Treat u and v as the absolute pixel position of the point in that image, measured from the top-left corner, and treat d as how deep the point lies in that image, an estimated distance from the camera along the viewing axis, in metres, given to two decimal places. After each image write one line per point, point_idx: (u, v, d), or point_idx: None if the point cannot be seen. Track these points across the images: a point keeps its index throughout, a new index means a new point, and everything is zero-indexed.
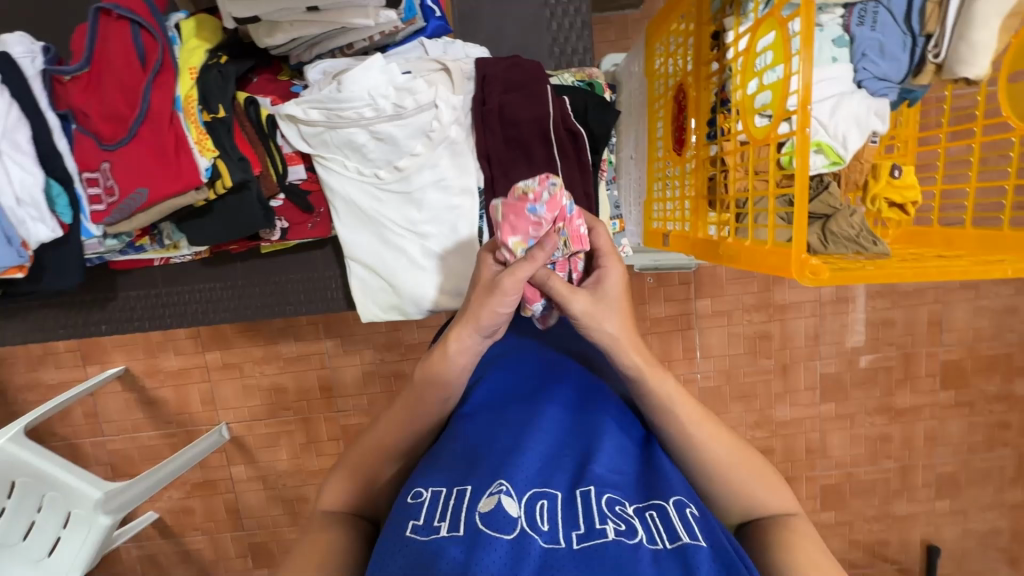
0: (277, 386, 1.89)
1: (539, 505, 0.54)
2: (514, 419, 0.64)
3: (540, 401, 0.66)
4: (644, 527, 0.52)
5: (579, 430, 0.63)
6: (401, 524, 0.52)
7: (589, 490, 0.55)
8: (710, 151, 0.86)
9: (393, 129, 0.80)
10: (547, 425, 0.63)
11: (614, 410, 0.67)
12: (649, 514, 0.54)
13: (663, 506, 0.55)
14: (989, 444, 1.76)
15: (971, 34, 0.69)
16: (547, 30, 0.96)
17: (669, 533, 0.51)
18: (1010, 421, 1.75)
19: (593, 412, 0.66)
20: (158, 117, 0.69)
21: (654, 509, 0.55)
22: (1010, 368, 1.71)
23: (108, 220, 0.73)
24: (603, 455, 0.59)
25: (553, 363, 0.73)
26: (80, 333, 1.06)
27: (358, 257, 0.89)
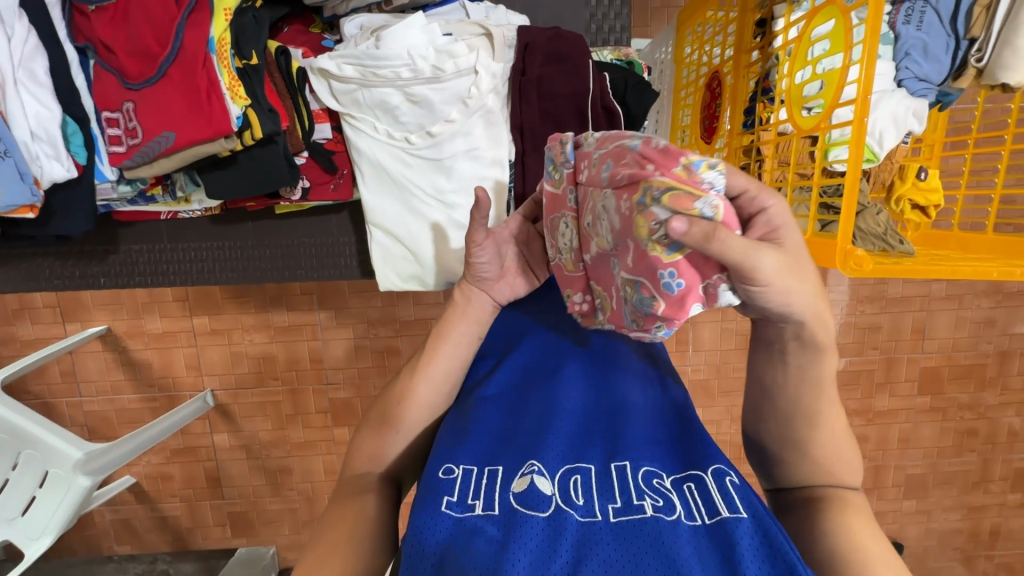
0: (265, 355, 1.85)
1: (572, 481, 0.53)
2: (539, 398, 0.62)
3: (562, 378, 0.64)
4: (681, 501, 0.50)
5: (605, 405, 0.62)
6: (434, 499, 0.51)
7: (624, 466, 0.54)
8: (744, 140, 0.85)
9: (428, 92, 0.78)
10: (573, 403, 0.61)
11: (640, 377, 0.65)
12: (687, 486, 0.52)
13: (702, 477, 0.52)
14: (957, 450, 1.83)
15: (1016, 40, 0.70)
16: (584, 6, 0.94)
17: (708, 507, 0.49)
18: (978, 428, 1.82)
19: (618, 386, 0.64)
20: (191, 58, 0.65)
21: (692, 480, 0.53)
22: (983, 378, 1.78)
23: (127, 163, 0.69)
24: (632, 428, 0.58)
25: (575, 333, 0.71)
26: (76, 286, 1.02)
27: (383, 224, 0.87)
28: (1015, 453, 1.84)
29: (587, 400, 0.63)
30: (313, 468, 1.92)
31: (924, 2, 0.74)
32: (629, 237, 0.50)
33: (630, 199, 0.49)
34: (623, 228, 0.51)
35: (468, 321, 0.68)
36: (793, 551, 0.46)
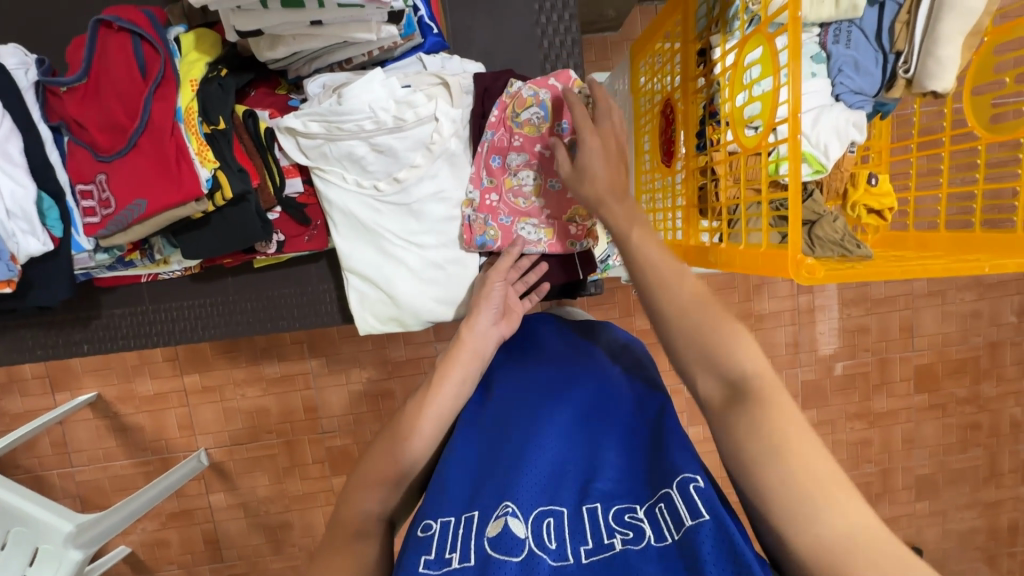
0: (259, 408, 1.84)
1: (546, 522, 0.52)
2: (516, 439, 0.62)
3: (539, 417, 0.64)
4: (653, 527, 0.50)
5: (584, 440, 0.61)
6: (413, 558, 0.50)
7: (596, 506, 0.53)
8: (700, 161, 0.88)
9: (392, 141, 0.81)
10: (549, 440, 0.61)
11: (621, 407, 0.65)
12: (659, 508, 0.52)
13: (670, 493, 0.51)
14: (963, 446, 1.82)
15: (937, 51, 0.75)
16: (538, 48, 0.99)
17: (674, 520, 0.49)
18: (980, 421, 1.81)
19: (599, 421, 0.63)
20: (160, 130, 0.69)
21: (664, 499, 0.52)
22: (978, 371, 1.79)
23: (102, 232, 0.71)
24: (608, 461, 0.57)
25: (551, 376, 0.71)
26: (60, 354, 1.02)
27: (357, 269, 0.89)
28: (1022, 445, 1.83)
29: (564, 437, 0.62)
30: (314, 521, 1.88)
31: (849, 23, 0.80)
32: (533, 143, 0.83)
33: (516, 129, 0.83)
34: (529, 147, 0.83)
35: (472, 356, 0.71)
36: (750, 550, 0.45)
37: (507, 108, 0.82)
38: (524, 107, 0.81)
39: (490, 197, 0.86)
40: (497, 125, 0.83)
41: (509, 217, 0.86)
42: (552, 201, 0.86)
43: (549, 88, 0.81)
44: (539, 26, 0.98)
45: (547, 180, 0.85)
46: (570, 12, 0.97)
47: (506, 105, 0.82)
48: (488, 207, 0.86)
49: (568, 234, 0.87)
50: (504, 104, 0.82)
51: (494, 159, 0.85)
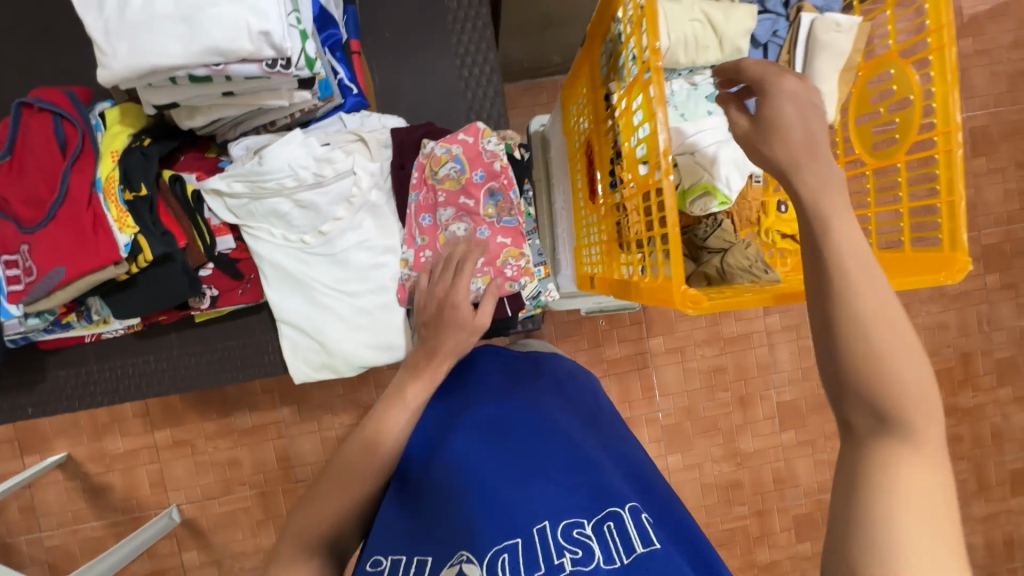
0: (232, 460, 1.83)
1: (501, 559, 0.56)
2: (467, 476, 0.67)
3: (486, 451, 0.70)
4: (601, 547, 0.55)
5: (530, 467, 0.67)
6: None
7: (544, 525, 0.58)
8: (615, 198, 0.92)
9: (314, 196, 0.86)
10: (497, 473, 0.66)
11: (560, 435, 0.72)
12: (607, 526, 0.57)
13: (619, 514, 0.58)
14: (946, 459, 1.81)
15: (817, 87, 0.79)
16: (462, 99, 1.05)
17: (626, 546, 0.55)
18: (962, 433, 1.81)
19: (541, 449, 0.69)
20: (78, 200, 0.73)
21: (611, 518, 0.58)
22: (953, 382, 1.80)
23: (25, 299, 0.74)
24: (551, 486, 0.63)
25: (499, 414, 0.77)
26: (6, 418, 1.03)
27: (288, 319, 0.91)
28: (1006, 456, 1.82)
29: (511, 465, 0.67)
30: None
31: None
32: (455, 195, 0.88)
33: (436, 185, 0.88)
34: (452, 200, 0.88)
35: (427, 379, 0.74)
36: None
37: (426, 168, 0.88)
38: (439, 163, 0.87)
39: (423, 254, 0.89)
40: (418, 185, 0.89)
41: None
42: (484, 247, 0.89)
43: (460, 143, 0.86)
44: (462, 79, 1.04)
45: (476, 229, 0.89)
46: (491, 64, 1.03)
47: (425, 167, 0.88)
48: (423, 264, 0.89)
49: (505, 276, 0.89)
50: (423, 167, 0.88)
51: (424, 219, 0.90)
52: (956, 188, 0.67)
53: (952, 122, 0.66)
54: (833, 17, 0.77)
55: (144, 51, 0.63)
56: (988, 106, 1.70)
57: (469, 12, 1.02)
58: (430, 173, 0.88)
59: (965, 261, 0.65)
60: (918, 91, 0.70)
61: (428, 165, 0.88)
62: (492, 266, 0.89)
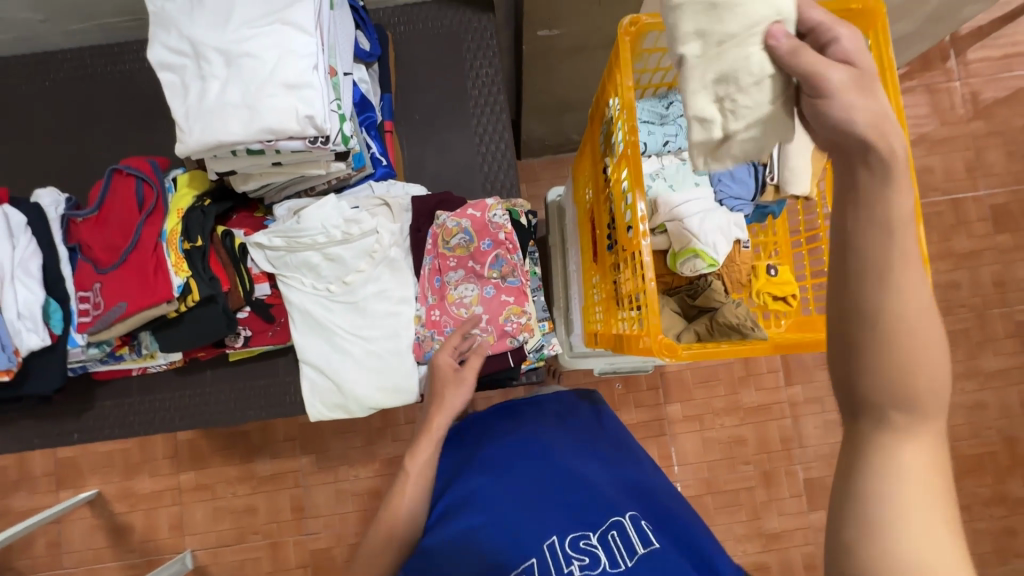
0: (248, 508, 1.87)
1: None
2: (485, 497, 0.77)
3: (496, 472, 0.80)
4: (607, 553, 0.66)
5: (535, 489, 0.75)
6: None
7: (553, 541, 0.69)
8: (611, 258, 1.00)
9: (342, 251, 0.98)
10: (509, 497, 0.76)
11: (561, 450, 0.81)
12: (611, 535, 0.67)
13: (621, 521, 0.69)
14: (1000, 556, 1.70)
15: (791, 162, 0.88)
16: (479, 171, 1.18)
17: (628, 550, 0.65)
18: (1015, 526, 1.71)
19: (544, 467, 0.78)
20: (145, 247, 0.87)
21: (615, 527, 0.68)
22: (1000, 468, 1.72)
23: (90, 329, 0.86)
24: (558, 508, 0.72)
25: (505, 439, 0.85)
26: (54, 443, 1.14)
27: (310, 360, 1.00)
28: None
29: (521, 484, 0.77)
30: None
31: None
32: (462, 260, 1.00)
33: (445, 251, 0.99)
34: (461, 263, 1.00)
35: (447, 408, 0.88)
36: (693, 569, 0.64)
37: (438, 236, 0.99)
38: (449, 231, 0.98)
39: (435, 312, 0.99)
40: (430, 250, 1.00)
41: (453, 327, 0.98)
42: (488, 306, 1.00)
43: (469, 217, 0.98)
44: (480, 154, 1.19)
45: (483, 289, 1.00)
46: (506, 141, 1.19)
47: (437, 234, 0.99)
48: (434, 322, 0.99)
49: (506, 332, 0.98)
50: (436, 235, 0.99)
51: (436, 280, 1.00)
52: None
53: (909, 195, 0.73)
54: None
55: (213, 129, 0.79)
56: (1008, 185, 1.73)
57: (488, 100, 1.19)
58: (440, 241, 0.99)
59: None
60: None
61: (439, 234, 0.99)
62: (497, 324, 0.99)
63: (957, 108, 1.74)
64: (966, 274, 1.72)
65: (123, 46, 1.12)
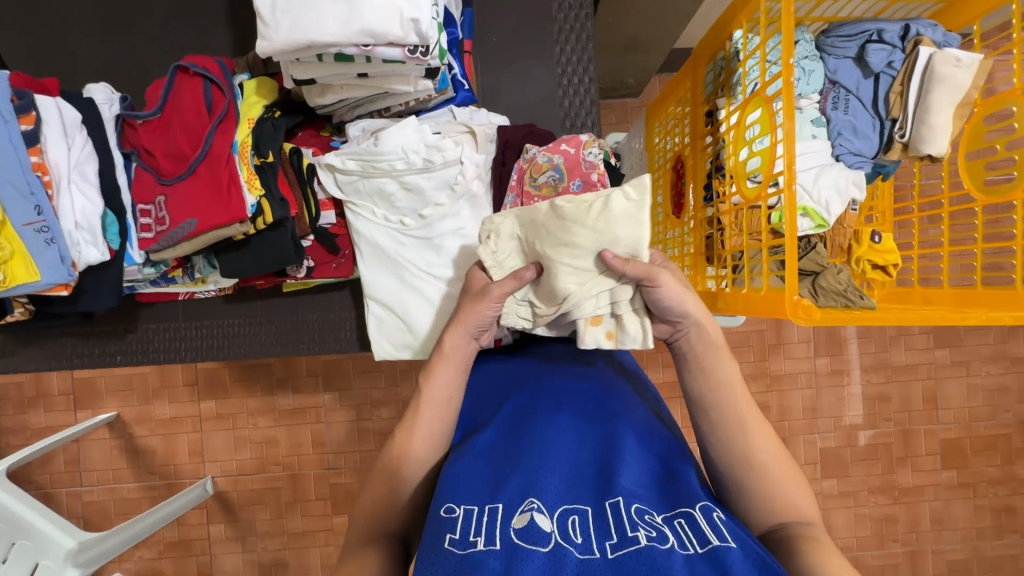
0: (268, 439, 1.85)
1: (569, 519, 0.54)
2: (532, 444, 0.64)
3: (547, 420, 0.68)
4: (674, 534, 0.51)
5: (593, 452, 0.64)
6: (437, 536, 0.52)
7: (618, 501, 0.55)
8: (707, 212, 0.94)
9: (421, 180, 0.89)
10: (563, 451, 0.64)
11: (631, 418, 0.69)
12: (679, 522, 0.53)
13: (691, 513, 0.54)
14: (997, 530, 1.80)
15: (930, 118, 0.81)
16: (559, 107, 1.09)
17: (700, 538, 0.50)
18: (1015, 505, 1.80)
19: (611, 430, 0.66)
20: (216, 158, 0.78)
21: (682, 516, 0.54)
22: (1009, 450, 1.79)
23: (154, 246, 0.80)
24: (624, 466, 0.60)
25: (558, 390, 0.74)
26: (94, 364, 1.08)
27: (377, 297, 0.95)
28: None
29: (580, 441, 0.66)
30: (310, 562, 1.85)
31: (846, 92, 0.86)
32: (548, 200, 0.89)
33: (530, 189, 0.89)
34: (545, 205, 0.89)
35: (464, 326, 0.72)
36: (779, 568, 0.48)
37: (524, 171, 0.89)
38: (537, 168, 0.88)
39: None
40: (513, 187, 0.90)
41: None
42: None
43: (562, 153, 0.87)
44: (560, 87, 1.08)
45: None
46: (590, 75, 1.08)
47: (523, 169, 0.89)
48: None
49: None
50: (522, 169, 0.90)
51: None
52: None
53: None
54: (952, 53, 0.79)
55: (305, 25, 0.68)
56: None
57: (573, 25, 1.07)
58: (526, 179, 0.89)
59: None
60: None
61: (526, 169, 0.89)
62: None
63: None
64: None
65: None
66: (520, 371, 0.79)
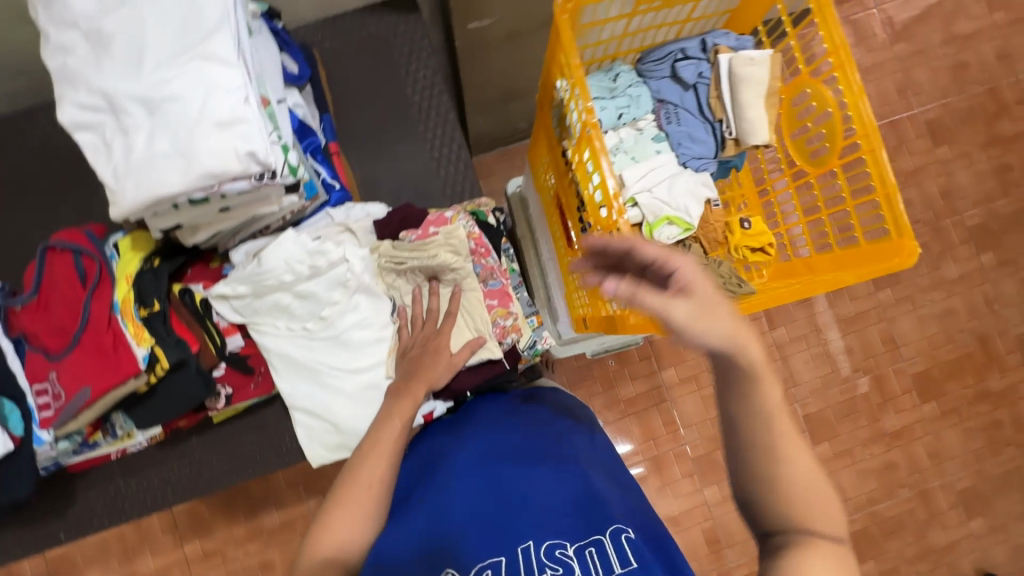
0: (264, 562, 1.78)
1: (486, 573, 0.71)
2: (463, 506, 0.80)
3: (474, 480, 0.83)
4: (580, 565, 0.69)
5: (512, 501, 0.79)
6: None
7: (530, 546, 0.73)
8: (588, 241, 0.99)
9: (312, 286, 0.93)
10: (488, 505, 0.79)
11: (545, 461, 0.84)
12: (589, 552, 0.70)
13: (601, 542, 0.71)
14: (992, 449, 1.75)
15: (745, 114, 0.89)
16: (437, 178, 1.15)
17: (604, 567, 0.68)
18: (1000, 419, 1.77)
19: (529, 477, 0.82)
20: (98, 324, 0.81)
21: (593, 545, 0.71)
22: (976, 367, 1.76)
23: (56, 423, 0.81)
24: (536, 515, 0.76)
25: (485, 446, 0.88)
26: (41, 547, 1.06)
27: (299, 404, 0.96)
28: None
29: (502, 494, 0.80)
30: None
31: (675, 106, 0.94)
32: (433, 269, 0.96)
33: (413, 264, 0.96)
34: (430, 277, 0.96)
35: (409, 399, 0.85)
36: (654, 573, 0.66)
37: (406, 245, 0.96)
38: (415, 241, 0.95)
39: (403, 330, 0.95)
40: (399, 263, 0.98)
41: None
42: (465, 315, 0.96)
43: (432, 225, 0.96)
44: (434, 159, 1.15)
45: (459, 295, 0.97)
46: (458, 142, 1.15)
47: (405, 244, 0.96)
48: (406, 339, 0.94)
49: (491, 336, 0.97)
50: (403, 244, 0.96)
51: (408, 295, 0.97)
52: (889, 181, 0.74)
53: (869, 124, 0.75)
54: (746, 54, 0.88)
55: (148, 184, 0.73)
56: (937, 98, 1.76)
57: (431, 103, 1.15)
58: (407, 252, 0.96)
59: (912, 245, 0.72)
60: (834, 104, 0.79)
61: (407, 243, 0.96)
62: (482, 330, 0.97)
63: (878, 33, 1.76)
64: (915, 191, 1.74)
65: (28, 118, 1.04)
66: (453, 431, 0.93)
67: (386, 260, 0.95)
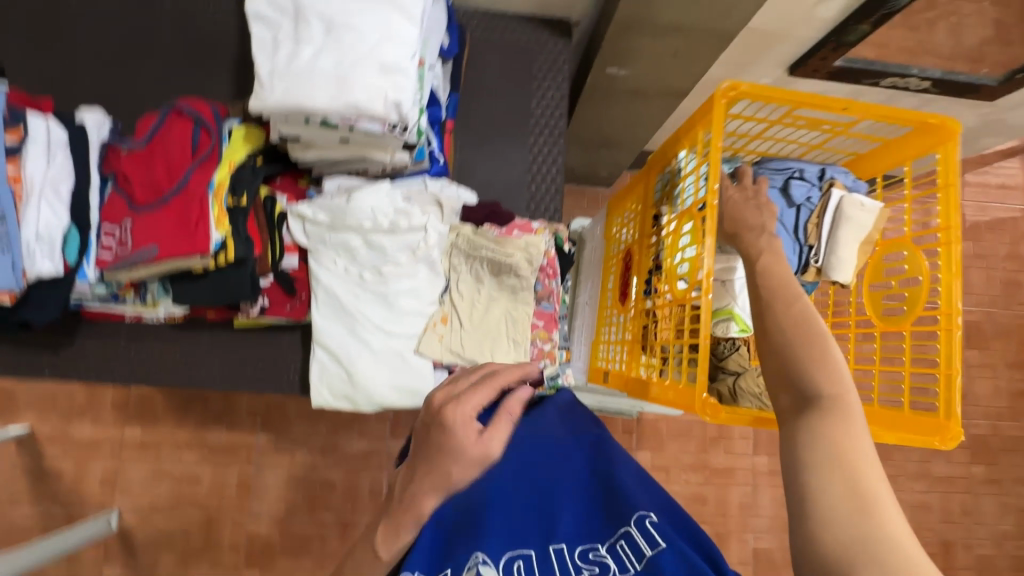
0: (190, 476, 1.67)
1: (517, 565, 0.64)
2: (482, 493, 0.71)
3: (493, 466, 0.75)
4: (614, 561, 0.64)
5: (535, 488, 0.73)
6: None
7: (561, 546, 0.66)
8: (646, 304, 1.02)
9: (385, 240, 0.95)
10: (506, 495, 0.72)
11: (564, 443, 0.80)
12: (620, 545, 0.66)
13: (630, 533, 0.66)
14: None
15: (838, 251, 0.93)
16: (525, 190, 1.19)
17: (636, 555, 0.63)
18: None
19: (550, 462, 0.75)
20: (191, 193, 0.83)
21: (624, 538, 0.66)
22: None
23: (111, 266, 0.83)
24: (564, 510, 0.70)
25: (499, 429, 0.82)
26: (22, 373, 1.06)
27: (325, 343, 0.97)
28: None
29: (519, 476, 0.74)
30: None
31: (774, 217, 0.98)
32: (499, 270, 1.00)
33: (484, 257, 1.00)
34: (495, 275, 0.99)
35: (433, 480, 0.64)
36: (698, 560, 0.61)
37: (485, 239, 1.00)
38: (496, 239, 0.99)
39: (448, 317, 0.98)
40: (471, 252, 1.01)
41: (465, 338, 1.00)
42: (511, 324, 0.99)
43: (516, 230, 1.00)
44: (529, 173, 1.19)
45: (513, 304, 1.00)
46: (557, 166, 1.19)
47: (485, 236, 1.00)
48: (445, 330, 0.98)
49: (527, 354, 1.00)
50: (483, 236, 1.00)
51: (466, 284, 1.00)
52: (954, 363, 0.76)
53: (954, 305, 0.78)
54: (858, 198, 0.92)
55: (297, 93, 0.76)
56: (984, 305, 1.80)
57: (548, 122, 1.20)
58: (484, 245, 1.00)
59: (958, 431, 0.74)
60: (927, 275, 0.82)
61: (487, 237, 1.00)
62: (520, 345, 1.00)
63: None
64: None
65: None
66: None
67: (461, 242, 0.99)
